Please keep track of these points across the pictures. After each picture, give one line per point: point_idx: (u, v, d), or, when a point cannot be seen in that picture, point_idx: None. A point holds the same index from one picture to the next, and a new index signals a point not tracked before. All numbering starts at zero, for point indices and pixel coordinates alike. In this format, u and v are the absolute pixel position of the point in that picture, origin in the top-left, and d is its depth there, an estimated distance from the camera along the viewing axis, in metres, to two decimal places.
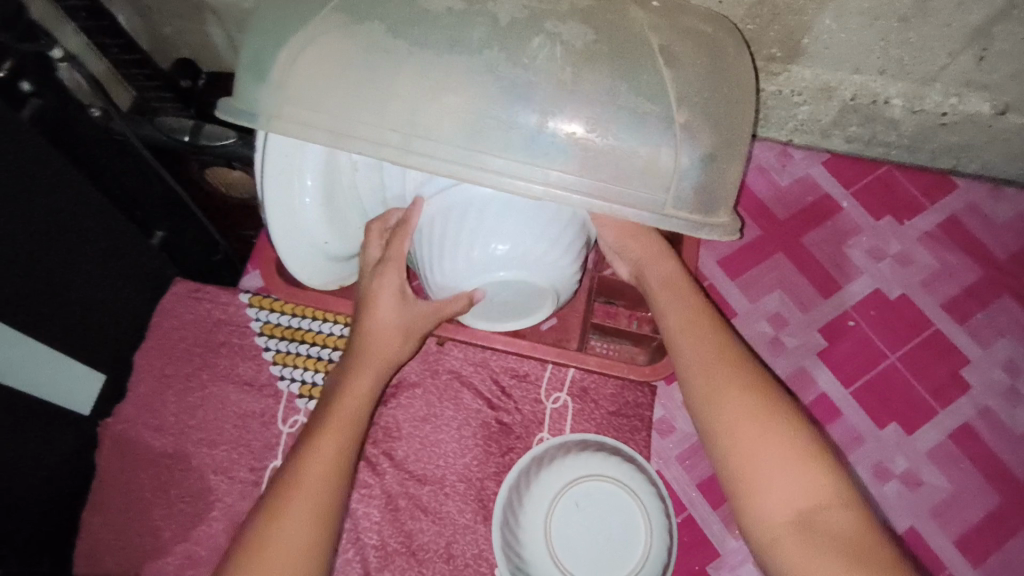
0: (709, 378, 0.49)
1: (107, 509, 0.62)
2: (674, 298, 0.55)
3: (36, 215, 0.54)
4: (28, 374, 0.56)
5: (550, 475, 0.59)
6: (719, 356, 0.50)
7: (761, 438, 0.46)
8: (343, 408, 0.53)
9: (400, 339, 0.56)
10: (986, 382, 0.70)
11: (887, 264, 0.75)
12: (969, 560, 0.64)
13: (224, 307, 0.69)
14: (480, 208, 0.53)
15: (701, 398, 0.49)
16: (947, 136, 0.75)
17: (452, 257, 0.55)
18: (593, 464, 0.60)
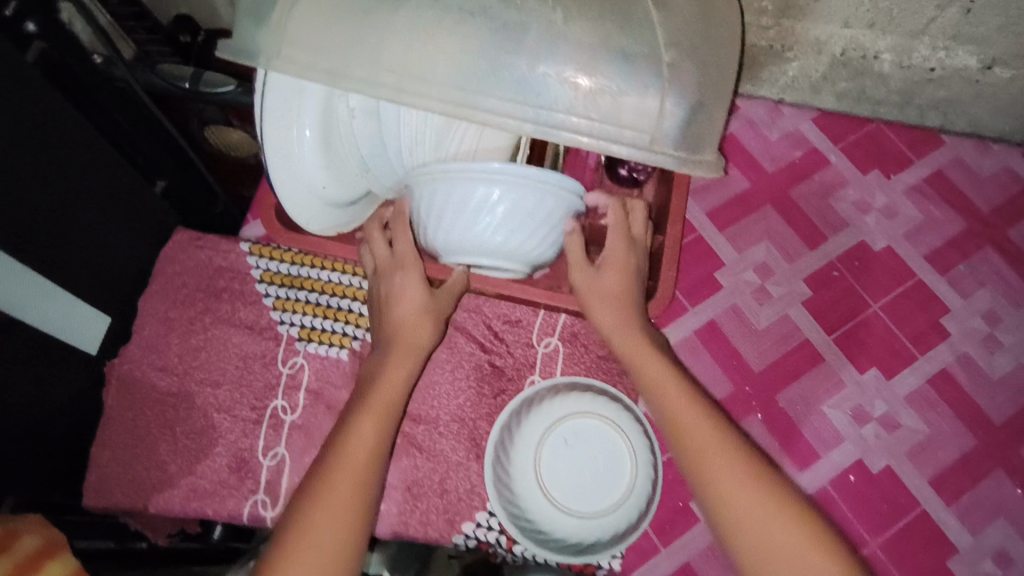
0: (700, 451, 0.52)
1: (115, 444, 0.65)
2: (668, 381, 0.57)
3: (35, 152, 0.54)
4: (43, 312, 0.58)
5: (540, 420, 0.62)
6: (720, 444, 0.52)
7: (758, 505, 0.49)
8: (382, 391, 0.56)
9: (427, 327, 0.59)
10: (965, 331, 0.72)
11: (873, 216, 0.77)
12: (944, 500, 0.65)
13: (225, 254, 0.71)
14: (481, 197, 0.55)
15: (710, 490, 0.51)
16: (935, 91, 0.76)
17: (450, 228, 0.57)
18: (584, 407, 0.62)
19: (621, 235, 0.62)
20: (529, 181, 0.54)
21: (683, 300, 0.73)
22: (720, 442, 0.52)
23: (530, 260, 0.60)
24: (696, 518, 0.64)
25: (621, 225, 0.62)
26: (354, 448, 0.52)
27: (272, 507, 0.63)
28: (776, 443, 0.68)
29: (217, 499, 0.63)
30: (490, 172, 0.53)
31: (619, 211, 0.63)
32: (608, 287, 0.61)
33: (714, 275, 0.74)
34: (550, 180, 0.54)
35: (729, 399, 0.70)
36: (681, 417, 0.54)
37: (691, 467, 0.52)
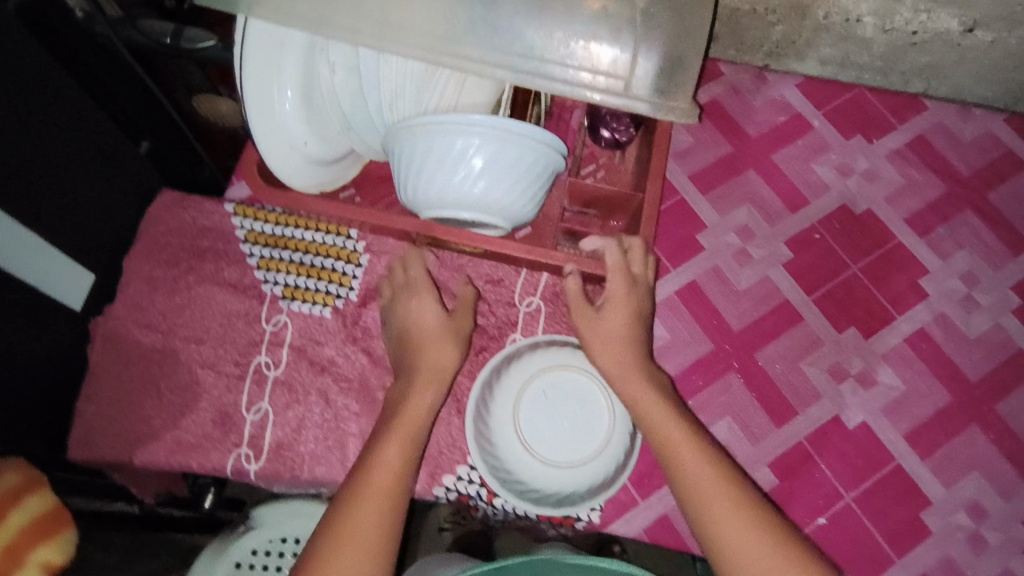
0: (717, 524, 0.53)
1: (100, 399, 0.66)
2: (685, 438, 0.57)
3: (28, 110, 0.55)
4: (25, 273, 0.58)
5: (520, 373, 0.62)
6: (740, 506, 0.53)
7: None
8: (404, 419, 0.58)
9: (447, 348, 0.62)
10: (943, 291, 0.73)
11: (854, 180, 0.77)
12: (918, 453, 0.67)
13: (209, 215, 0.71)
14: (461, 150, 0.55)
15: (732, 552, 0.51)
16: (918, 56, 0.74)
17: (430, 180, 0.57)
18: (564, 361, 0.63)
19: (623, 277, 0.62)
20: (512, 135, 0.55)
21: (664, 261, 0.74)
22: (742, 522, 0.52)
23: (510, 219, 0.60)
24: None
25: (619, 265, 0.62)
26: (377, 484, 0.54)
27: (256, 460, 0.65)
28: (753, 400, 0.69)
29: (203, 451, 0.65)
30: (472, 124, 0.54)
31: (617, 254, 0.63)
32: (611, 331, 0.62)
33: (695, 237, 0.75)
34: (529, 134, 0.55)
35: (709, 358, 0.71)
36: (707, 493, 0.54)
37: (711, 529, 0.53)
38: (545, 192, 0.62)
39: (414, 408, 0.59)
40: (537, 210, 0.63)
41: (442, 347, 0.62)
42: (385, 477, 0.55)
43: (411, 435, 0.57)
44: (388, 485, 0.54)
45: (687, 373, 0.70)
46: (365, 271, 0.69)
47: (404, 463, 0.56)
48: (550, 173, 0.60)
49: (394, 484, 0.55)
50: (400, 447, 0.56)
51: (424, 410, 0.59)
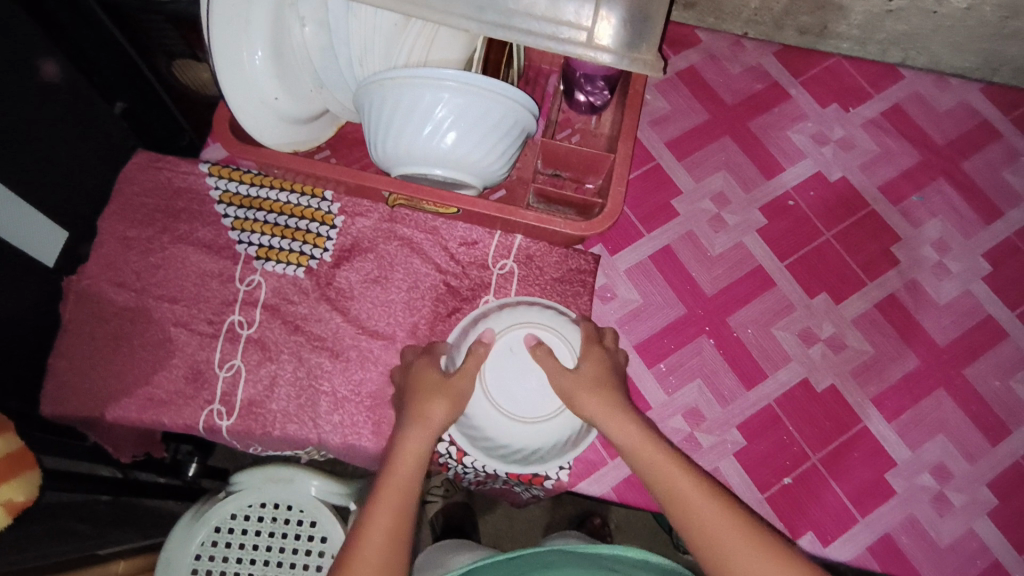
0: (723, 552, 0.50)
1: (73, 356, 0.66)
2: (678, 468, 0.55)
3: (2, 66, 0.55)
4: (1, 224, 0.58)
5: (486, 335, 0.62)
6: (746, 533, 0.50)
7: None
8: (394, 477, 0.55)
9: (441, 402, 0.58)
10: (915, 258, 0.73)
11: (830, 148, 0.78)
12: (884, 416, 0.68)
13: (184, 175, 0.71)
14: (429, 106, 0.56)
15: None
16: (895, 24, 0.74)
17: (400, 133, 0.58)
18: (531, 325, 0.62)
19: (596, 346, 0.62)
20: (481, 90, 0.55)
21: (639, 226, 0.74)
22: (751, 549, 0.50)
23: (480, 176, 0.61)
24: None
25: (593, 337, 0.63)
26: (367, 550, 0.51)
27: (228, 417, 0.65)
28: (724, 363, 0.70)
29: (174, 408, 0.65)
30: (441, 78, 0.54)
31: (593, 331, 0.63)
32: (588, 379, 0.59)
33: (670, 203, 0.75)
34: (497, 89, 0.55)
35: (681, 321, 0.71)
36: (715, 534, 0.51)
37: (718, 561, 0.50)
38: (515, 151, 0.62)
39: (404, 466, 0.56)
40: (508, 167, 0.64)
41: (436, 406, 0.58)
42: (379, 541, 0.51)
43: (402, 497, 0.54)
44: (380, 548, 0.51)
45: (659, 336, 0.70)
46: (340, 232, 0.70)
47: (395, 527, 0.52)
48: (520, 131, 0.60)
49: (387, 547, 0.51)
50: (392, 505, 0.53)
51: (416, 463, 0.56)
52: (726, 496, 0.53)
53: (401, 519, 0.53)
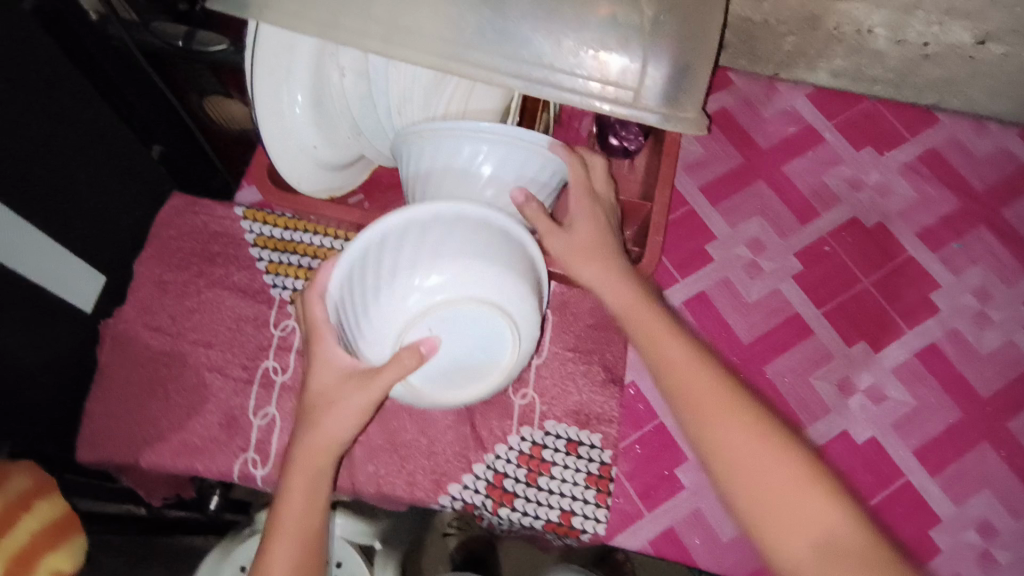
0: (714, 427, 0.48)
1: (108, 401, 0.66)
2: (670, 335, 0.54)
3: (42, 112, 0.55)
4: (39, 265, 0.59)
5: (392, 298, 0.50)
6: (737, 403, 0.49)
7: (792, 502, 0.45)
8: (289, 513, 0.53)
9: (341, 415, 0.53)
10: (957, 307, 0.72)
11: (866, 193, 0.77)
12: (928, 470, 0.66)
13: (221, 220, 0.72)
14: (470, 156, 0.55)
15: (732, 456, 0.47)
16: (931, 69, 0.75)
17: (439, 186, 0.57)
18: (448, 279, 0.50)
19: (587, 195, 0.59)
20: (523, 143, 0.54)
21: (674, 272, 0.74)
22: (743, 425, 0.48)
23: None
24: (681, 484, 0.65)
25: (582, 181, 0.59)
26: None
27: (262, 466, 0.64)
28: None
29: (208, 454, 0.65)
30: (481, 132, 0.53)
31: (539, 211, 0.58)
32: (582, 243, 0.59)
33: (705, 248, 0.75)
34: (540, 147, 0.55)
35: None
36: (707, 403, 0.49)
37: (705, 435, 0.48)
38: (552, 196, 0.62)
39: (296, 497, 0.53)
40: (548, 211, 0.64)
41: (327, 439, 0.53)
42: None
43: (298, 533, 0.52)
44: None
45: None
46: None
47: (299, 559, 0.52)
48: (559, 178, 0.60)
49: None
50: (290, 545, 0.52)
51: (309, 499, 0.53)
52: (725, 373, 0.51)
53: (303, 552, 0.53)
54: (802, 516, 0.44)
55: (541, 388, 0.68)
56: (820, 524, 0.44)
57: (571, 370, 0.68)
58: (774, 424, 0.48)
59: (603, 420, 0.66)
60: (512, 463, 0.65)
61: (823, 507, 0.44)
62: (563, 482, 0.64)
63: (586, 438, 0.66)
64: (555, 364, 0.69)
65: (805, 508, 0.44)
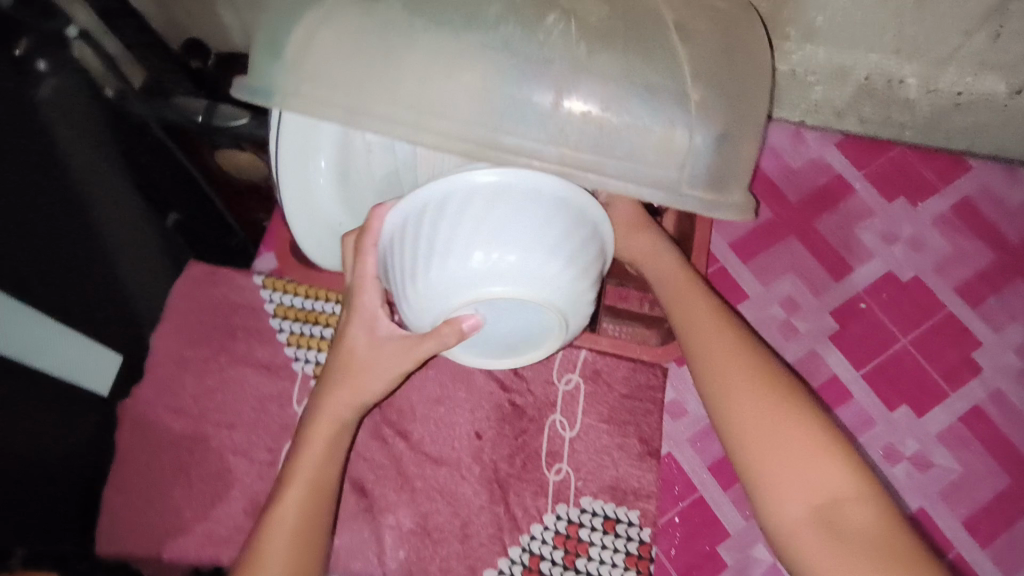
0: (725, 375, 0.52)
1: (129, 489, 0.64)
2: (690, 297, 0.58)
3: (53, 198, 0.54)
4: (49, 356, 0.56)
5: (440, 271, 0.45)
6: (746, 358, 0.53)
7: (796, 451, 0.48)
8: (309, 465, 0.52)
9: (371, 375, 0.52)
10: (998, 366, 0.70)
11: (901, 247, 0.75)
12: (977, 542, 0.64)
13: (240, 291, 0.69)
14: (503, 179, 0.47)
15: (734, 400, 0.51)
16: (959, 119, 0.73)
17: None
18: (505, 268, 0.45)
19: None
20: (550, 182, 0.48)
21: None
22: (750, 373, 0.52)
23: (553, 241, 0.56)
24: (724, 563, 0.62)
25: None
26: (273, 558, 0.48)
27: None
28: None
29: (233, 545, 0.62)
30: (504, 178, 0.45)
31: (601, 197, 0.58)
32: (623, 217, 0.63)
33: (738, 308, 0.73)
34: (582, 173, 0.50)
35: None
36: (720, 352, 0.54)
37: (713, 380, 0.53)
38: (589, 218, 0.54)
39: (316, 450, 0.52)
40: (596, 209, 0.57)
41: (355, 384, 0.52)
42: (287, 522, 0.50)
43: (318, 489, 0.51)
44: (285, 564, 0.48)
45: None
46: None
47: (307, 508, 0.50)
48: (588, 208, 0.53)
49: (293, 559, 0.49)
50: (303, 499, 0.51)
51: (328, 454, 0.52)
52: (740, 331, 0.55)
53: (308, 500, 0.51)
54: (807, 480, 0.47)
55: (576, 463, 0.65)
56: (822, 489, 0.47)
57: (606, 443, 0.66)
58: (799, 397, 0.50)
59: (640, 496, 0.64)
60: (548, 544, 0.63)
61: (831, 476, 0.47)
62: (602, 564, 0.62)
63: (623, 516, 0.63)
64: (589, 437, 0.66)
65: (810, 471, 0.47)
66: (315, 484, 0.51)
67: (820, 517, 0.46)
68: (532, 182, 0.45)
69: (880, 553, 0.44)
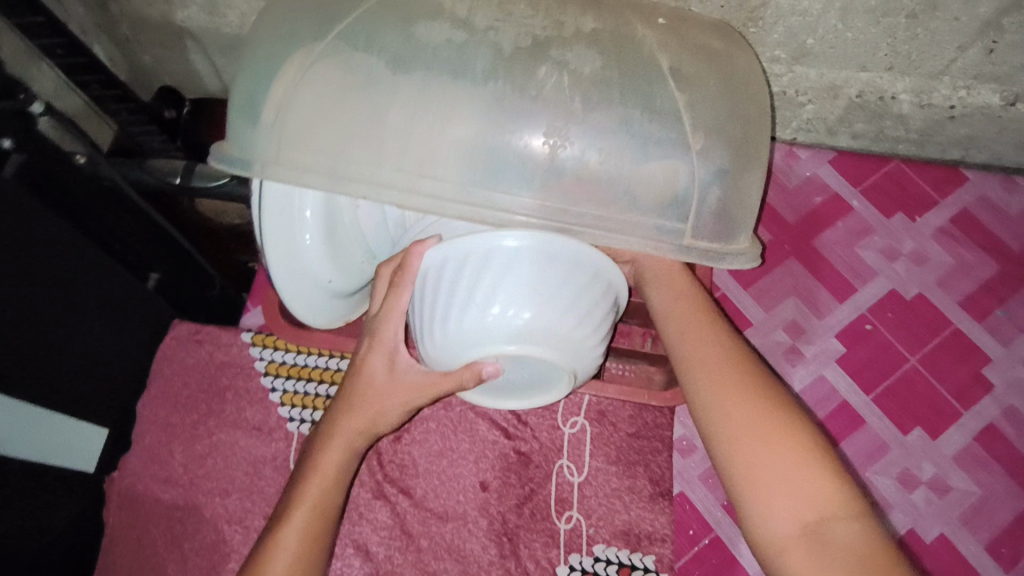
0: (713, 384, 0.47)
1: (121, 566, 0.61)
2: (679, 303, 0.52)
3: (35, 276, 0.53)
4: (19, 438, 0.54)
5: (475, 318, 0.45)
6: (733, 365, 0.48)
7: (784, 466, 0.43)
8: (311, 488, 0.48)
9: (384, 407, 0.49)
10: (1009, 381, 0.69)
11: (902, 263, 0.73)
12: (1002, 566, 0.63)
13: (227, 348, 0.67)
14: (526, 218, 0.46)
15: (721, 413, 0.46)
16: (955, 129, 0.72)
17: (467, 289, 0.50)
18: (538, 330, 0.45)
19: None
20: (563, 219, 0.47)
21: None
22: (738, 381, 0.47)
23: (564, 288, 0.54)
24: None
25: None
26: None
27: None
28: None
29: None
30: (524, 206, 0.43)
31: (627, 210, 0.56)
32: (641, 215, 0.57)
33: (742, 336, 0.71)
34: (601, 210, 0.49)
35: None
36: (707, 360, 0.48)
37: (700, 392, 0.48)
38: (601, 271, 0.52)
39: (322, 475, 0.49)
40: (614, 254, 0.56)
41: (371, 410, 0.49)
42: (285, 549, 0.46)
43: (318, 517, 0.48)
44: None
45: None
46: None
47: (309, 534, 0.47)
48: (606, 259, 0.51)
49: None
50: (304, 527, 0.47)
51: (335, 481, 0.49)
52: (728, 336, 0.50)
53: (313, 529, 0.47)
54: (799, 492, 0.42)
55: (586, 508, 0.63)
56: (814, 503, 0.41)
57: (616, 486, 0.64)
58: (793, 407, 0.46)
59: (655, 540, 0.62)
60: None
61: (825, 490, 0.42)
62: None
63: (639, 562, 0.61)
64: (598, 481, 0.64)
65: (800, 483, 0.42)
66: (319, 511, 0.48)
67: (810, 533, 0.41)
68: (577, 249, 0.44)
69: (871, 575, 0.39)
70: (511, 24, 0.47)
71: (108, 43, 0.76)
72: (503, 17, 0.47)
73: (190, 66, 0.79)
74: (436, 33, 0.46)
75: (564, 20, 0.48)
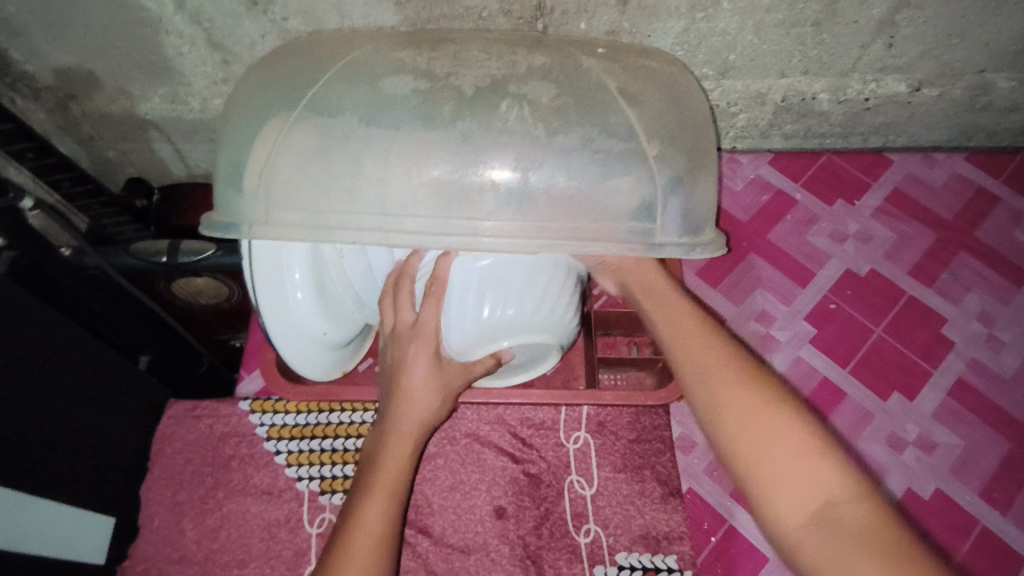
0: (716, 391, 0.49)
1: None
2: (676, 316, 0.54)
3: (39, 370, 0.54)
4: (29, 536, 0.53)
5: (488, 325, 0.53)
6: (733, 369, 0.49)
7: (788, 459, 0.44)
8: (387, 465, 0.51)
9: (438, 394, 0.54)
10: (967, 336, 0.74)
11: (851, 244, 0.79)
12: (998, 509, 0.66)
13: (226, 419, 0.67)
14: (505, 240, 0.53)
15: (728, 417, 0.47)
16: (873, 118, 0.79)
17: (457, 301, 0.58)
18: (538, 323, 0.53)
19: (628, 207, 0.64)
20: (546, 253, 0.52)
21: None
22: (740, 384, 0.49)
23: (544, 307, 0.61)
24: None
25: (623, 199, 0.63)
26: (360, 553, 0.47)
27: None
28: None
29: None
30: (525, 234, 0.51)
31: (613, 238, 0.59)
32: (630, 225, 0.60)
33: None
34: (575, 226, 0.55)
35: None
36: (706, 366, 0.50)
37: (705, 400, 0.49)
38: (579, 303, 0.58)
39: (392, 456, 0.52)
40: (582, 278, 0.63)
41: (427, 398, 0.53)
42: (365, 557, 0.47)
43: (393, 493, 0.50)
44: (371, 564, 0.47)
45: None
46: None
47: (384, 537, 0.49)
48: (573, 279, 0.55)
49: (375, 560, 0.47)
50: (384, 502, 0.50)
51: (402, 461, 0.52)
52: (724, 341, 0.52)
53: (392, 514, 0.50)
54: (802, 474, 0.44)
55: (603, 519, 0.64)
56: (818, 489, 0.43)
57: (626, 493, 0.65)
58: (791, 398, 0.48)
59: (673, 539, 0.63)
60: None
61: (829, 478, 0.43)
62: None
63: (662, 563, 0.62)
64: (609, 491, 0.65)
65: (806, 470, 0.44)
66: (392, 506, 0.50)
67: (817, 517, 0.42)
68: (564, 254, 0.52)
69: (882, 554, 0.39)
70: (469, 69, 0.51)
71: (72, 144, 0.79)
72: (460, 63, 0.52)
73: (155, 155, 0.82)
74: (402, 84, 0.50)
75: (516, 60, 0.52)
